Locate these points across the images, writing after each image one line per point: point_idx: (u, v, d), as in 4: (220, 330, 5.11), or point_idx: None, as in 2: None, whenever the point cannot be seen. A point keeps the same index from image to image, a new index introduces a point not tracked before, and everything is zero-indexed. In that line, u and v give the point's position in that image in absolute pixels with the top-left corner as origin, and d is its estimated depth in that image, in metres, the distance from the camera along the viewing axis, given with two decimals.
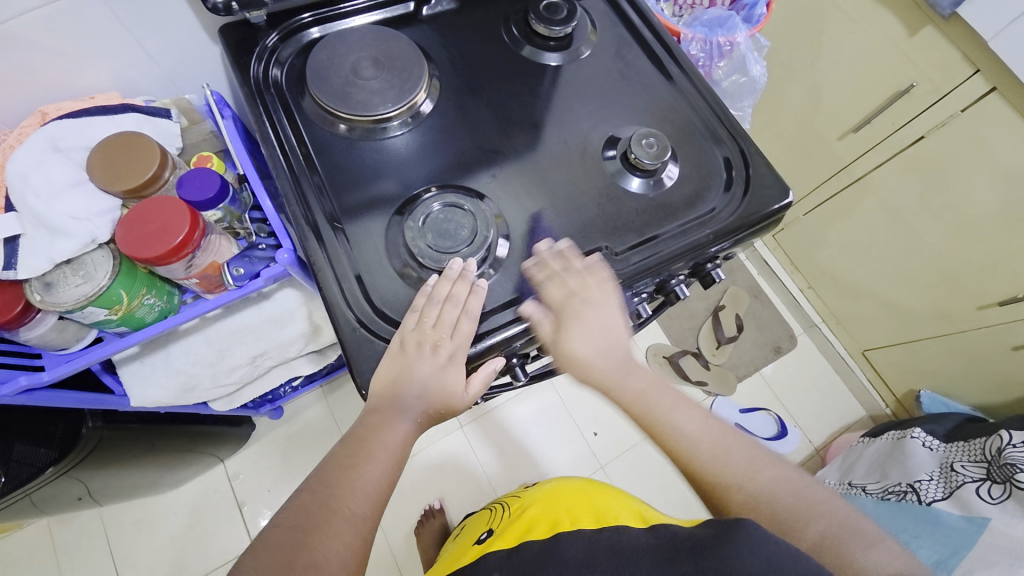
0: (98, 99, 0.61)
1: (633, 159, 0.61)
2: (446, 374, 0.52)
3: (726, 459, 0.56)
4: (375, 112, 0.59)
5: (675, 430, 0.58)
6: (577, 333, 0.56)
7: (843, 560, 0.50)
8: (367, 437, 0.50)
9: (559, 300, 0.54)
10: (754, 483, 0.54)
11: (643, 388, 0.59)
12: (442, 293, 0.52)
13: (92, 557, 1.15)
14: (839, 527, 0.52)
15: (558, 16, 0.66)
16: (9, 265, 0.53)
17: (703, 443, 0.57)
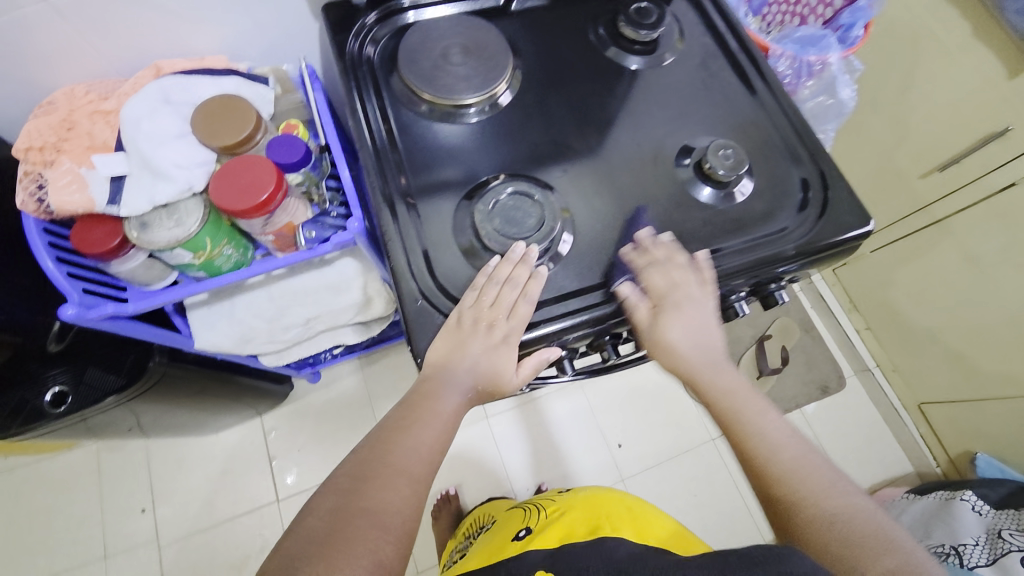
0: (207, 61, 0.66)
1: (707, 169, 0.60)
2: (498, 353, 0.52)
3: (805, 470, 0.51)
4: (457, 97, 0.61)
5: (757, 430, 0.54)
6: (673, 321, 0.56)
7: None
8: (425, 397, 0.51)
9: (660, 287, 0.54)
10: (831, 504, 0.48)
11: (732, 388, 0.56)
12: (503, 275, 0.53)
13: (133, 485, 1.23)
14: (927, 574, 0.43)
15: (647, 20, 0.67)
16: (114, 202, 0.57)
17: (784, 448, 0.52)
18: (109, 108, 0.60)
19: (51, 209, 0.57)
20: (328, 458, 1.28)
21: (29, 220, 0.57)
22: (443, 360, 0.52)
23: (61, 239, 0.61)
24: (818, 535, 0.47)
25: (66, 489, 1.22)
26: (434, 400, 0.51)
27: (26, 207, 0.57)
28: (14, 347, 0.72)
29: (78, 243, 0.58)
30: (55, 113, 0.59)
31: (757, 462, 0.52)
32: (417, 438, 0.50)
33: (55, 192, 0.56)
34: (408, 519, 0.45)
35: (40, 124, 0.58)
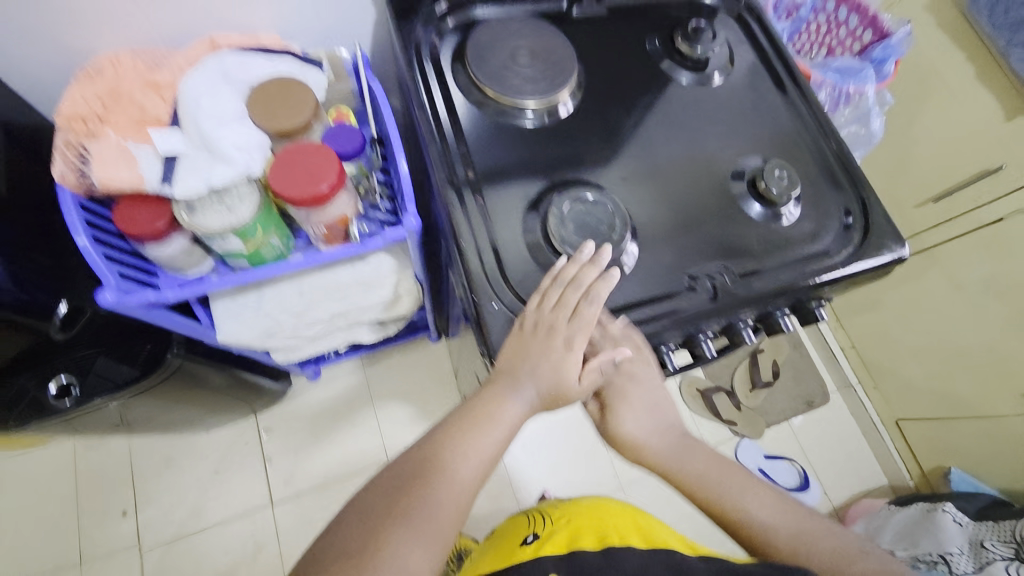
0: (262, 39, 0.62)
1: (762, 187, 0.63)
2: (565, 360, 0.53)
3: (798, 540, 0.57)
4: (523, 99, 0.61)
5: (740, 514, 0.59)
6: (625, 412, 0.61)
7: None
8: (493, 406, 0.53)
9: (604, 373, 0.57)
10: (835, 568, 0.54)
11: (703, 469, 0.61)
12: (568, 276, 0.53)
13: (113, 483, 1.15)
14: None
15: (703, 40, 0.69)
16: (166, 180, 0.54)
17: (771, 526, 0.57)
18: (159, 80, 0.55)
19: (92, 183, 0.53)
20: (326, 461, 1.24)
21: (65, 194, 0.54)
22: (508, 365, 0.53)
23: (100, 219, 0.57)
24: None
25: (37, 488, 1.13)
26: (500, 408, 0.53)
27: (64, 178, 0.53)
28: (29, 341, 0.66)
29: (121, 223, 0.54)
30: (99, 80, 0.55)
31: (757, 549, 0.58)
32: (477, 444, 0.52)
33: (99, 166, 0.52)
34: (450, 523, 0.48)
35: (83, 91, 0.54)
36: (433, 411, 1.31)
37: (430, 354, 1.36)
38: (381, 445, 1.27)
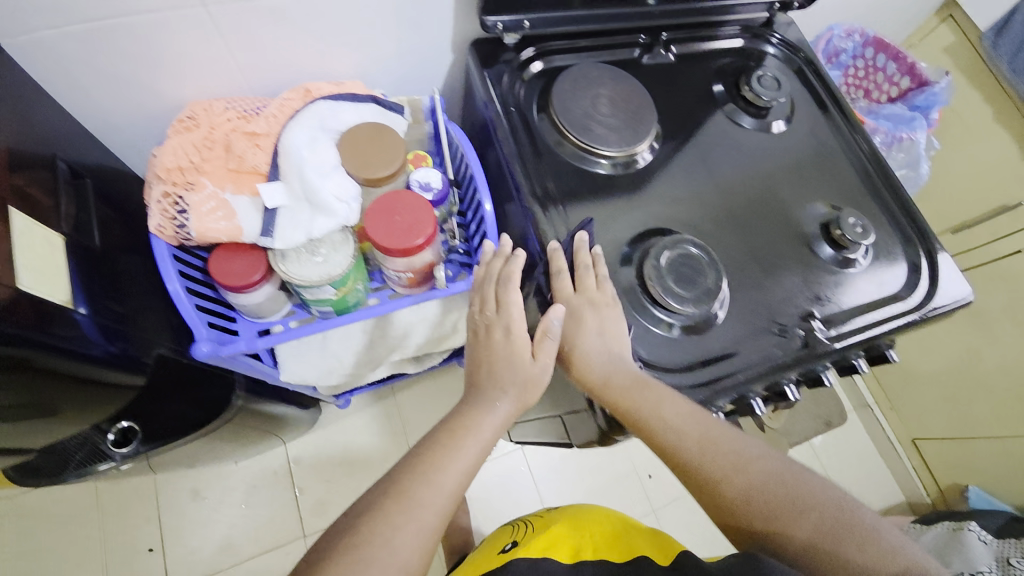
0: (348, 85, 0.62)
1: (838, 235, 0.65)
2: (513, 346, 0.56)
3: (716, 449, 0.51)
4: (607, 148, 0.62)
5: (665, 429, 0.51)
6: (575, 334, 0.55)
7: (845, 556, 0.45)
8: (471, 413, 0.55)
9: (565, 291, 0.56)
10: (747, 476, 0.49)
11: (629, 383, 0.53)
12: (489, 273, 0.60)
13: (138, 521, 1.11)
14: (838, 518, 0.47)
15: (769, 87, 0.72)
16: (267, 233, 0.53)
17: (690, 437, 0.51)
18: (255, 129, 0.55)
19: (191, 235, 0.52)
20: (358, 491, 1.21)
21: (160, 245, 0.52)
22: (475, 373, 0.57)
23: (189, 268, 0.56)
24: (745, 511, 0.49)
25: (60, 526, 1.09)
26: (476, 419, 0.54)
27: (160, 230, 0.52)
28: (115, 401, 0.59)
29: (216, 274, 0.53)
30: (195, 129, 0.54)
31: (681, 466, 0.51)
32: (454, 458, 0.51)
33: (198, 217, 0.52)
34: (432, 535, 0.47)
35: (181, 141, 0.53)
36: None
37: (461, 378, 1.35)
38: None
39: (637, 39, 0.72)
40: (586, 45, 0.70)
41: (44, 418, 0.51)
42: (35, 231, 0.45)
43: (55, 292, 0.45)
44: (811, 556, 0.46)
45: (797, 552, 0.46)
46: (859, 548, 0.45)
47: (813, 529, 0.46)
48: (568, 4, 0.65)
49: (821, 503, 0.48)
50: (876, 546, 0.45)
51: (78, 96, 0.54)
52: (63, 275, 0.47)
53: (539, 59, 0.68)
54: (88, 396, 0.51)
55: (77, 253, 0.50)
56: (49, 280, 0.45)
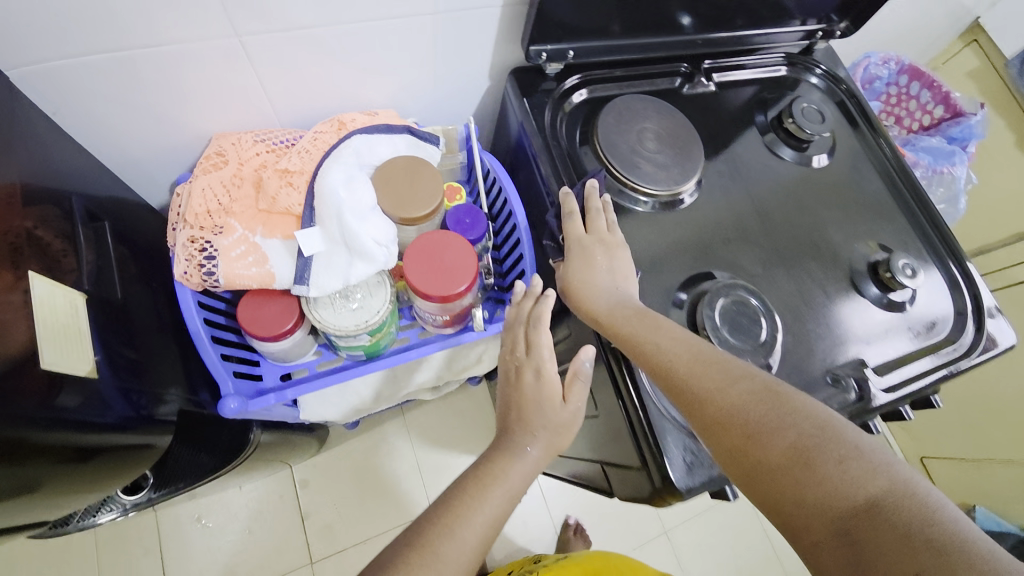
0: (382, 115, 0.58)
1: (887, 277, 0.63)
2: (544, 391, 0.52)
3: (702, 364, 0.45)
4: (654, 187, 0.59)
5: (652, 347, 0.47)
6: (583, 273, 0.53)
7: (829, 477, 0.36)
8: (500, 461, 0.51)
9: (576, 231, 0.55)
10: (732, 393, 0.43)
11: (620, 309, 0.50)
12: (519, 313, 0.56)
13: (138, 549, 1.06)
14: (829, 439, 0.38)
15: (814, 119, 0.70)
16: (301, 279, 0.49)
17: (677, 354, 0.46)
18: (287, 166, 0.51)
19: (219, 282, 0.48)
20: (366, 516, 1.17)
21: (185, 291, 0.48)
22: (506, 418, 0.54)
23: (213, 313, 0.52)
24: (724, 427, 0.42)
25: (55, 557, 1.03)
26: (504, 466, 0.51)
27: (185, 277, 0.48)
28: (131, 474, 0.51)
29: (244, 322, 0.50)
30: (224, 167, 0.50)
31: (660, 377, 0.47)
32: (479, 509, 0.47)
33: (227, 263, 0.48)
34: None
35: (209, 180, 0.49)
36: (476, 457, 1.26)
37: (471, 397, 1.31)
38: (425, 496, 1.21)
39: (678, 68, 0.70)
40: (622, 74, 0.67)
41: (58, 499, 0.44)
42: (54, 294, 0.40)
43: (77, 364, 0.41)
44: (789, 478, 0.38)
45: (774, 473, 0.39)
46: (843, 466, 0.36)
47: (793, 445, 0.39)
48: (609, 31, 0.62)
49: (809, 419, 0.40)
50: (865, 463, 0.36)
51: (93, 129, 0.49)
52: (86, 341, 0.42)
53: (584, 87, 0.65)
54: (103, 468, 0.45)
55: (97, 305, 0.45)
56: (71, 349, 0.40)
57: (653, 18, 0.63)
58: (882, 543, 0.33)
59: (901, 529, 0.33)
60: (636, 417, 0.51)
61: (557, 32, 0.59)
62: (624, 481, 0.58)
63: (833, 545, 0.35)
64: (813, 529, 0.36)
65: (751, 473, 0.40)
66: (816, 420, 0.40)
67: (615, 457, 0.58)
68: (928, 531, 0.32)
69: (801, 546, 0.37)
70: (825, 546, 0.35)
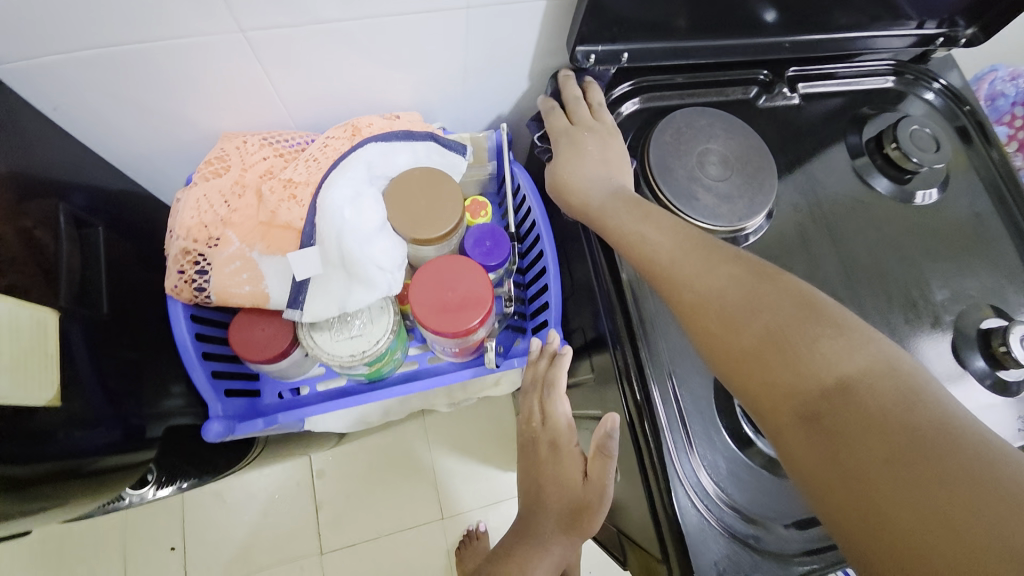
0: (403, 119, 0.52)
1: (1001, 353, 0.51)
2: (563, 470, 0.50)
3: (686, 251, 0.41)
4: (713, 222, 0.50)
5: (637, 238, 0.43)
6: (571, 158, 0.50)
7: (795, 358, 0.32)
8: (524, 552, 0.51)
9: (557, 124, 0.52)
10: (708, 278, 0.38)
11: (613, 202, 0.46)
12: (535, 375, 0.54)
13: (163, 519, 1.10)
14: (803, 322, 0.33)
15: (925, 147, 0.57)
16: (295, 304, 0.45)
17: (660, 243, 0.42)
18: (292, 176, 0.46)
19: (211, 298, 0.45)
20: (377, 513, 1.16)
21: (177, 307, 0.45)
22: (528, 499, 0.53)
23: (207, 327, 0.49)
24: (694, 310, 0.38)
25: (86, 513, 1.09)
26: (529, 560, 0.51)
27: (176, 291, 0.44)
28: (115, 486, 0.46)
29: (236, 342, 0.46)
30: (225, 173, 0.46)
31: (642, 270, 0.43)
32: None
33: (220, 280, 0.44)
34: None
35: (207, 188, 0.45)
36: (491, 468, 1.21)
37: (493, 404, 1.26)
38: (437, 501, 1.18)
39: (757, 75, 0.59)
40: (684, 82, 0.57)
41: (44, 520, 0.42)
42: (21, 313, 0.36)
43: (35, 392, 0.36)
44: (753, 361, 0.34)
45: (739, 355, 0.35)
46: (819, 343, 0.32)
47: (771, 327, 0.34)
48: (674, 30, 0.53)
49: (790, 297, 0.35)
50: (843, 340, 0.31)
51: (96, 125, 0.46)
52: (52, 363, 0.38)
53: (636, 96, 0.56)
54: (101, 489, 0.44)
55: (83, 314, 0.43)
56: (31, 374, 0.36)
57: (731, 16, 0.53)
58: (850, 421, 0.29)
59: (872, 404, 0.29)
60: (661, 507, 0.43)
61: (611, 31, 0.50)
62: (639, 556, 0.51)
63: (801, 427, 0.31)
64: (783, 411, 0.32)
65: (723, 359, 0.36)
66: (795, 299, 0.35)
67: (631, 528, 0.51)
68: (900, 405, 0.28)
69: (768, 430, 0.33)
70: (794, 431, 0.31)
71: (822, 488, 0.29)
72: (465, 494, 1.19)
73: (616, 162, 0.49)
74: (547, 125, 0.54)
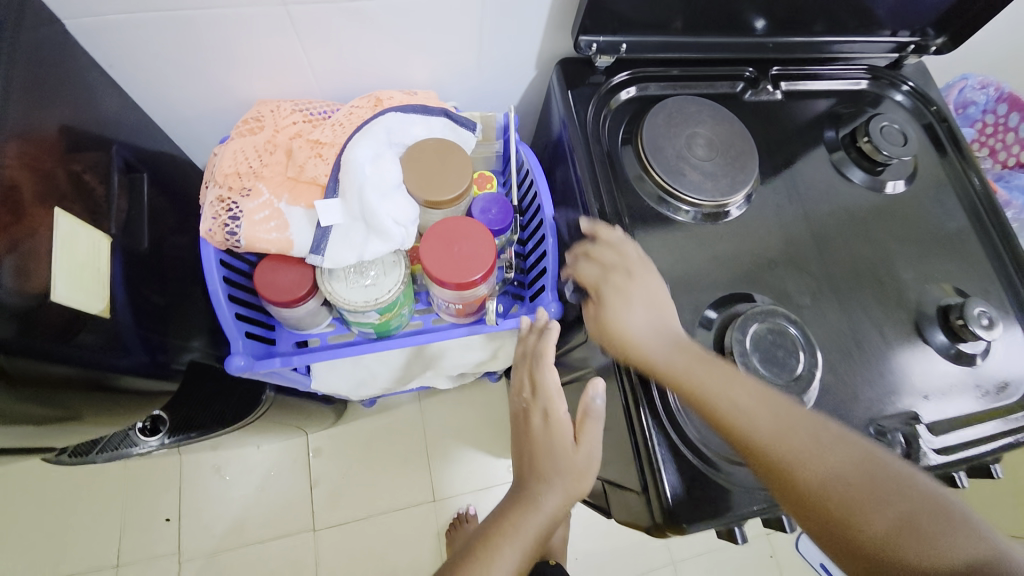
0: (420, 95, 0.58)
1: (959, 326, 0.55)
2: (556, 435, 0.51)
3: (791, 430, 0.43)
4: (699, 196, 0.55)
5: (729, 407, 0.44)
6: (618, 310, 0.50)
7: (928, 551, 0.37)
8: (516, 512, 0.49)
9: (593, 278, 0.53)
10: (823, 462, 0.41)
11: (686, 357, 0.46)
12: (528, 346, 0.56)
13: (160, 490, 1.12)
14: (926, 513, 0.38)
15: (895, 141, 0.62)
16: (317, 250, 0.49)
17: (761, 419, 0.43)
18: (320, 137, 0.51)
19: (240, 243, 0.49)
20: (370, 494, 1.18)
21: (209, 249, 0.50)
22: (519, 469, 0.52)
23: (233, 272, 0.54)
24: (817, 498, 0.40)
25: (86, 481, 1.11)
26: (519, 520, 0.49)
27: (210, 234, 0.49)
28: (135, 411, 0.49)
29: (261, 285, 0.51)
30: (259, 133, 0.51)
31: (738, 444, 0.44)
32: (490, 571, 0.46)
33: (250, 226, 0.49)
34: None
35: (243, 144, 0.50)
36: (485, 455, 1.24)
37: (489, 392, 1.29)
38: (430, 484, 1.20)
39: (743, 72, 0.65)
40: (679, 75, 0.63)
41: (70, 431, 0.46)
42: (79, 233, 0.42)
43: (91, 302, 0.42)
44: (884, 554, 0.38)
45: (867, 546, 0.38)
46: (937, 534, 0.37)
47: (895, 520, 0.39)
48: (668, 26, 0.59)
49: (897, 483, 0.40)
50: (957, 536, 0.37)
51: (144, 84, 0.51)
52: (105, 280, 0.44)
53: (634, 84, 0.62)
54: (115, 411, 0.46)
55: (124, 249, 0.47)
56: (86, 286, 0.42)
57: (720, 16, 0.59)
58: None
59: None
60: (643, 444, 0.48)
61: (612, 22, 0.55)
62: (622, 504, 0.55)
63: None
64: None
65: (843, 549, 0.39)
66: (900, 481, 0.40)
67: (617, 478, 0.55)
68: None
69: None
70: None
71: None
72: (458, 478, 1.21)
73: (660, 303, 0.50)
74: (580, 278, 0.54)
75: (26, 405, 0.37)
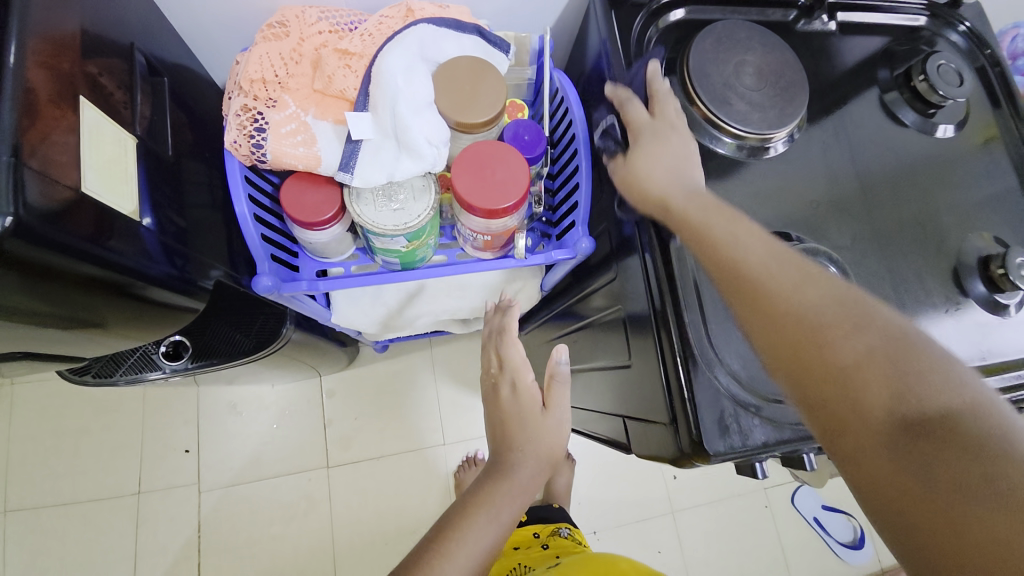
0: (453, 8, 0.54)
1: (998, 276, 0.54)
2: (520, 407, 0.52)
3: (783, 266, 0.42)
4: (744, 127, 0.52)
5: (730, 243, 0.43)
6: (650, 148, 0.50)
7: (895, 380, 0.34)
8: (494, 480, 0.48)
9: (639, 118, 0.52)
10: (820, 297, 0.39)
11: (700, 209, 0.46)
12: (495, 323, 0.60)
13: (178, 424, 1.15)
14: (906, 346, 0.36)
15: (954, 79, 0.58)
16: (346, 167, 0.48)
17: (754, 254, 0.42)
18: (349, 47, 0.49)
19: (266, 157, 0.48)
20: (382, 435, 1.20)
21: (234, 163, 0.48)
22: (494, 442, 0.52)
23: (258, 192, 0.53)
24: (793, 328, 0.39)
25: (106, 413, 1.14)
26: (497, 492, 0.47)
27: (235, 146, 0.47)
28: (160, 327, 0.49)
29: (287, 204, 0.49)
30: (285, 40, 0.49)
31: (723, 271, 0.43)
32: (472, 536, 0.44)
33: (276, 138, 0.47)
34: None
35: (269, 49, 0.48)
36: None
37: None
38: (440, 429, 1.23)
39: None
40: None
41: (98, 341, 0.46)
42: (106, 129, 0.40)
43: (121, 202, 0.41)
44: (858, 381, 0.35)
45: (841, 377, 0.36)
46: (921, 377, 0.34)
47: (871, 348, 0.36)
48: None
49: (893, 334, 0.37)
50: (947, 376, 0.34)
51: None
52: (132, 183, 0.42)
53: (681, 6, 0.58)
54: (138, 319, 0.45)
55: (149, 156, 0.46)
56: (117, 187, 0.40)
57: None
58: (951, 446, 0.31)
59: (973, 434, 0.31)
60: (673, 373, 0.48)
61: None
62: (647, 438, 0.56)
63: (905, 451, 0.32)
64: (868, 437, 0.34)
65: (819, 403, 0.37)
66: (900, 339, 0.36)
67: (642, 414, 0.56)
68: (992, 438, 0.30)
69: (830, 432, 0.36)
70: (881, 450, 0.33)
71: (897, 498, 0.32)
72: (467, 424, 1.23)
73: (689, 162, 0.50)
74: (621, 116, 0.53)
75: (42, 298, 0.37)
